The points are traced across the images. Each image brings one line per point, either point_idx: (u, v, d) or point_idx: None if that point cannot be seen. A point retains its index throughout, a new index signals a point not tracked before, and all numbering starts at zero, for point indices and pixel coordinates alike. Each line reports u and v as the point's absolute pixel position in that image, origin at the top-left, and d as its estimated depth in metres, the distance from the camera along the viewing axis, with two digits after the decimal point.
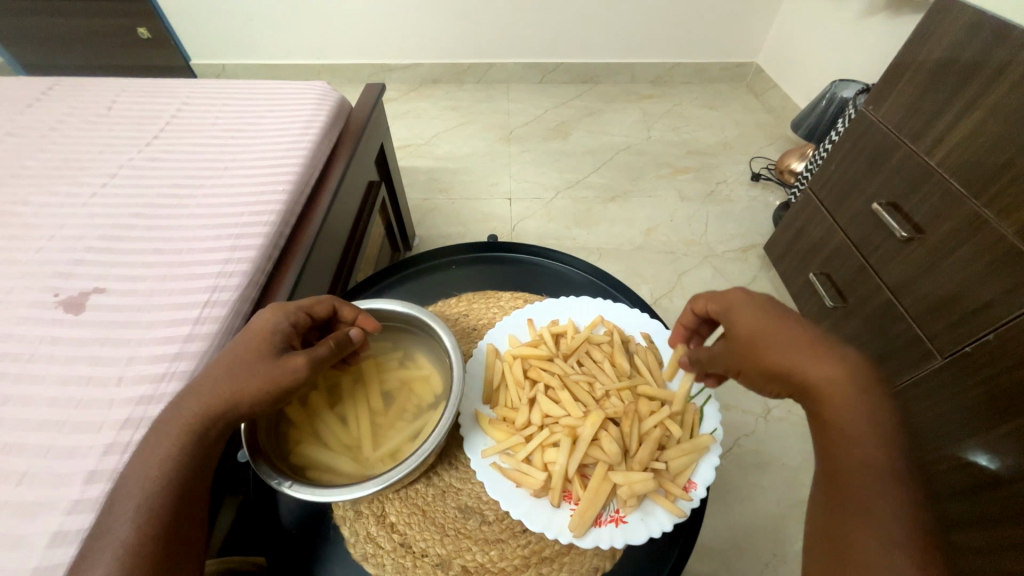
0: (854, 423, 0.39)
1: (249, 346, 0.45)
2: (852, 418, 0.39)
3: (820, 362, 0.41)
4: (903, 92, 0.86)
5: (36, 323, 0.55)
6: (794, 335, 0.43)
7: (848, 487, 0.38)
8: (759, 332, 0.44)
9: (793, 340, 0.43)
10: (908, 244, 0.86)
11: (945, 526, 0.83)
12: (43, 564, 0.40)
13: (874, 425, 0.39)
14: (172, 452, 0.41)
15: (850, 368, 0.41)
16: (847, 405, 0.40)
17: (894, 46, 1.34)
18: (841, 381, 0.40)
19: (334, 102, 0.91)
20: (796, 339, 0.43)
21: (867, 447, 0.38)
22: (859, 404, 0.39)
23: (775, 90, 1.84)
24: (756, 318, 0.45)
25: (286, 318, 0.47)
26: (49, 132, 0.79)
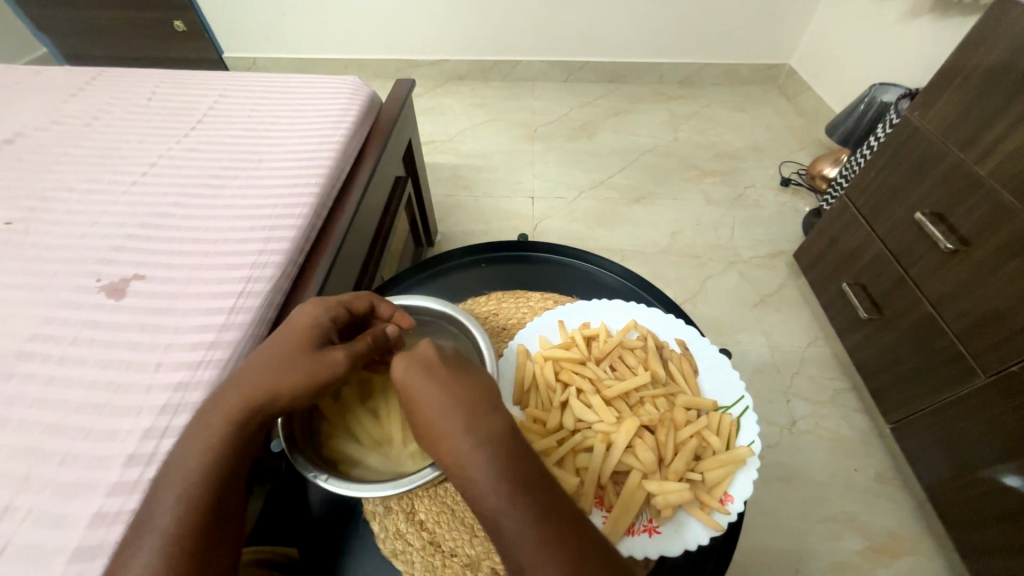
0: (481, 485, 0.37)
1: (291, 339, 0.46)
2: (478, 480, 0.37)
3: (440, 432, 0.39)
4: (952, 99, 0.83)
5: (80, 308, 0.56)
6: (431, 391, 0.40)
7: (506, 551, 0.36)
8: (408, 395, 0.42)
9: (426, 398, 0.40)
10: (952, 257, 0.82)
11: (981, 551, 0.79)
12: (84, 543, 0.41)
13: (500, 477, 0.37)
14: (215, 441, 0.42)
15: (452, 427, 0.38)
16: (473, 465, 0.37)
17: (940, 48, 1.29)
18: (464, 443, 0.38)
19: (366, 97, 0.91)
20: (437, 395, 0.40)
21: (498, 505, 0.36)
22: (483, 461, 0.37)
23: (809, 92, 1.79)
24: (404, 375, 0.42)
25: (326, 312, 0.48)
26: (93, 122, 0.82)
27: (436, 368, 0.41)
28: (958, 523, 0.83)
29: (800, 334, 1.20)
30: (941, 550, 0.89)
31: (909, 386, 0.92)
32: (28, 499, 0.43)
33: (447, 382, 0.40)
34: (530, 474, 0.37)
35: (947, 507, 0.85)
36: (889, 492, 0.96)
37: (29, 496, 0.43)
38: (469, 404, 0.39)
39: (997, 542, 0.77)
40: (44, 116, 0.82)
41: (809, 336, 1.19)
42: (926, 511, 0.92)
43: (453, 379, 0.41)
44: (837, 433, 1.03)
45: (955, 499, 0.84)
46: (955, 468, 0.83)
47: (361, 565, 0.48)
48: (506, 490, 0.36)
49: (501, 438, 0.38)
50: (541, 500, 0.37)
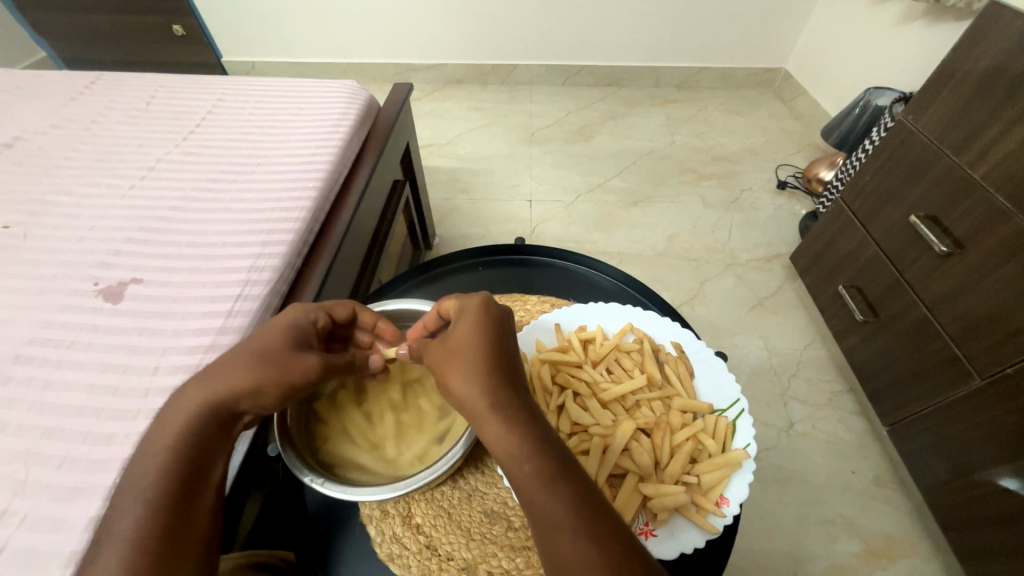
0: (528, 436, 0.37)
1: (265, 337, 0.46)
2: (522, 430, 0.37)
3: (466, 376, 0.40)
4: (946, 102, 0.84)
5: (78, 311, 0.56)
6: (488, 347, 0.42)
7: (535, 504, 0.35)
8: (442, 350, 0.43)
9: (478, 351, 0.41)
10: (947, 260, 0.83)
11: (977, 553, 0.80)
12: (80, 547, 0.41)
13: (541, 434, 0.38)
14: (179, 443, 0.42)
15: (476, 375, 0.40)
16: (523, 414, 0.38)
17: (934, 53, 1.30)
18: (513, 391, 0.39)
19: (363, 101, 0.92)
20: (491, 351, 0.41)
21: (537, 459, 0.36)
22: (527, 413, 0.38)
23: (805, 96, 1.80)
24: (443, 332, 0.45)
25: (305, 315, 0.48)
26: (92, 126, 0.82)
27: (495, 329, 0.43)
28: (955, 525, 0.84)
29: (797, 336, 1.20)
30: (938, 552, 0.89)
31: (905, 388, 0.92)
32: (24, 503, 0.43)
33: (501, 344, 0.42)
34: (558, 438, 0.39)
35: (944, 509, 0.85)
36: (886, 495, 0.96)
37: (25, 500, 0.43)
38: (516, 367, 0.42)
39: (994, 544, 0.77)
40: (43, 121, 0.82)
41: (805, 338, 1.19)
42: (922, 513, 0.92)
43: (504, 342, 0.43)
44: (835, 435, 1.03)
45: (951, 501, 0.84)
46: (951, 470, 0.83)
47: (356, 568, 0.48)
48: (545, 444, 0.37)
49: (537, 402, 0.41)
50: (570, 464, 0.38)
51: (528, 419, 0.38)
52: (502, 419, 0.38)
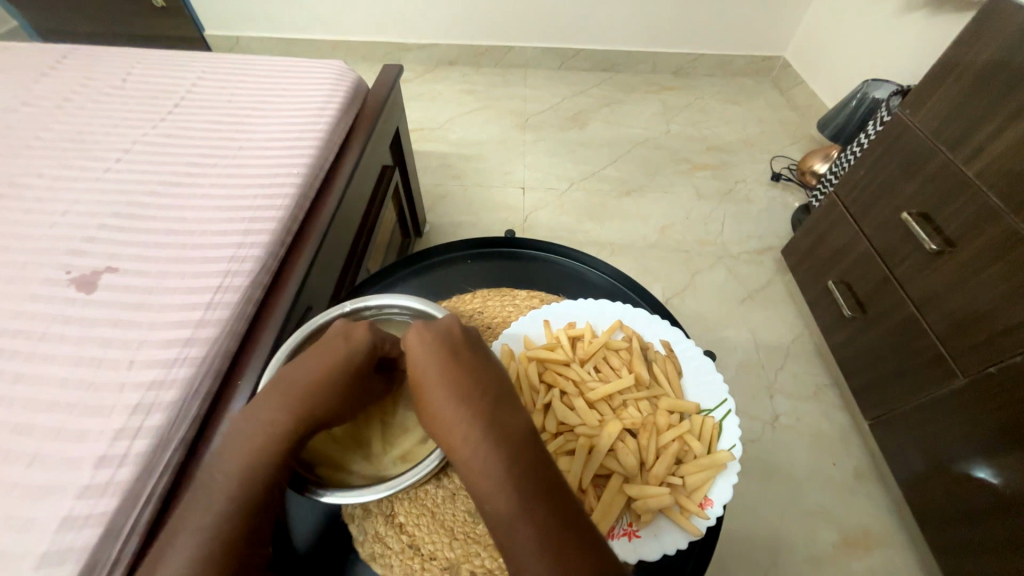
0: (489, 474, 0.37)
1: (345, 361, 0.46)
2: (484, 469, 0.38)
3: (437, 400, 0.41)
4: (943, 98, 0.83)
5: (49, 302, 0.54)
6: (444, 380, 0.41)
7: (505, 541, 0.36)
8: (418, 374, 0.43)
9: (436, 386, 0.41)
10: (937, 258, 0.83)
11: (951, 545, 0.82)
12: (52, 548, 0.40)
13: (506, 469, 0.37)
14: (255, 466, 0.41)
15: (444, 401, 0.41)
16: (483, 450, 0.38)
17: (934, 45, 1.29)
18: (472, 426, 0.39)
19: (351, 83, 0.88)
20: (450, 384, 0.41)
21: (501, 497, 0.36)
22: (485, 449, 0.38)
23: (802, 86, 1.78)
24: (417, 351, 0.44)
25: (380, 344, 0.48)
26: (63, 103, 0.78)
27: (449, 358, 0.42)
28: (930, 517, 0.86)
29: (785, 330, 1.21)
30: (913, 543, 0.92)
31: (890, 383, 0.93)
32: None
33: (459, 373, 0.42)
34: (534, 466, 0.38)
35: (920, 502, 0.88)
36: (866, 487, 0.98)
37: None
38: (479, 395, 0.41)
39: (967, 536, 0.79)
40: (11, 97, 0.78)
41: (793, 332, 1.20)
42: (899, 505, 0.95)
43: (466, 369, 0.42)
44: (818, 429, 1.05)
45: (928, 494, 0.86)
46: (930, 465, 0.85)
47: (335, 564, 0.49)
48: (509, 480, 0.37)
49: (508, 429, 0.40)
50: (543, 495, 0.37)
51: (490, 456, 0.38)
52: (464, 460, 0.39)
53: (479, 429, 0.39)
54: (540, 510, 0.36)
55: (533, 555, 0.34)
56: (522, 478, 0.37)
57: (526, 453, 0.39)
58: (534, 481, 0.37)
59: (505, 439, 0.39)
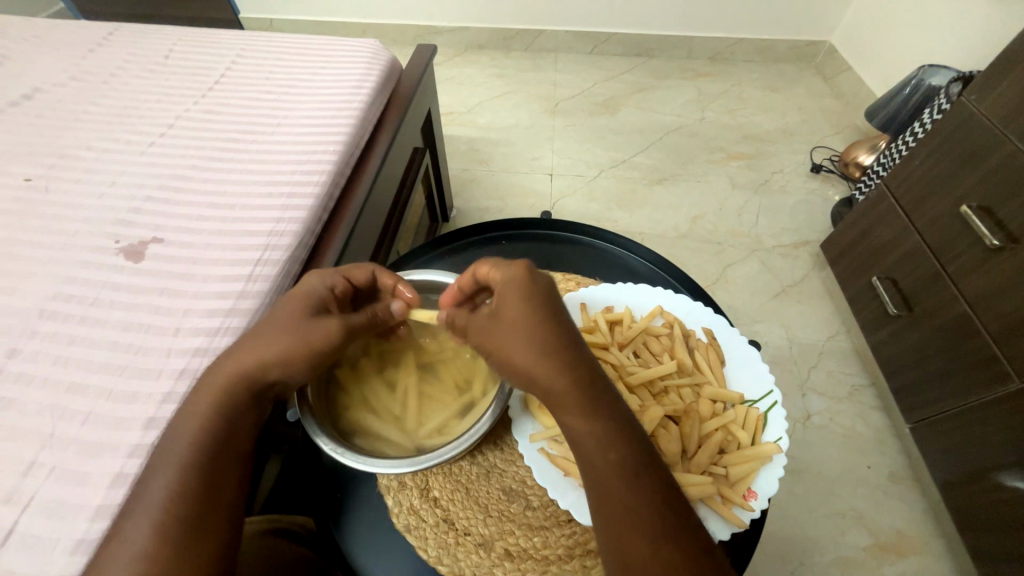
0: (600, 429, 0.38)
1: (285, 312, 0.46)
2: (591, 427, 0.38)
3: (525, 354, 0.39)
4: (1014, 84, 0.77)
5: (100, 269, 0.56)
6: (550, 333, 0.39)
7: (610, 498, 0.36)
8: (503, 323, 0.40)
9: (540, 338, 0.39)
10: (998, 254, 0.78)
11: (992, 556, 0.79)
12: (105, 502, 0.42)
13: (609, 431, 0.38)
14: (205, 418, 0.43)
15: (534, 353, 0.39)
16: (590, 407, 0.38)
17: (1001, 29, 1.20)
18: (580, 384, 0.38)
19: (386, 62, 0.87)
20: (554, 338, 0.39)
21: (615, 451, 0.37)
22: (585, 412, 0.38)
23: (848, 73, 1.69)
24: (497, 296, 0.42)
25: (321, 283, 0.47)
26: (110, 78, 0.80)
27: (551, 310, 0.40)
28: (971, 527, 0.82)
29: (820, 327, 1.16)
30: (950, 551, 0.88)
31: (935, 386, 0.89)
32: (51, 456, 0.43)
33: (559, 328, 0.40)
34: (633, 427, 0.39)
35: (961, 511, 0.84)
36: (901, 491, 0.94)
37: (52, 452, 0.44)
38: (581, 350, 0.40)
39: (1012, 549, 0.76)
40: (61, 72, 0.80)
41: (829, 330, 1.16)
42: (937, 512, 0.91)
43: (562, 322, 0.40)
44: (852, 429, 1.01)
45: (970, 503, 0.82)
46: (974, 472, 0.81)
47: (359, 533, 0.48)
48: (615, 442, 0.37)
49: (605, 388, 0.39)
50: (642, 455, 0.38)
51: (599, 415, 0.38)
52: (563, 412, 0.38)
53: (586, 389, 0.38)
54: (643, 471, 0.37)
55: (642, 516, 0.35)
56: (627, 438, 0.38)
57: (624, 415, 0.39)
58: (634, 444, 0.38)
59: (607, 399, 0.39)
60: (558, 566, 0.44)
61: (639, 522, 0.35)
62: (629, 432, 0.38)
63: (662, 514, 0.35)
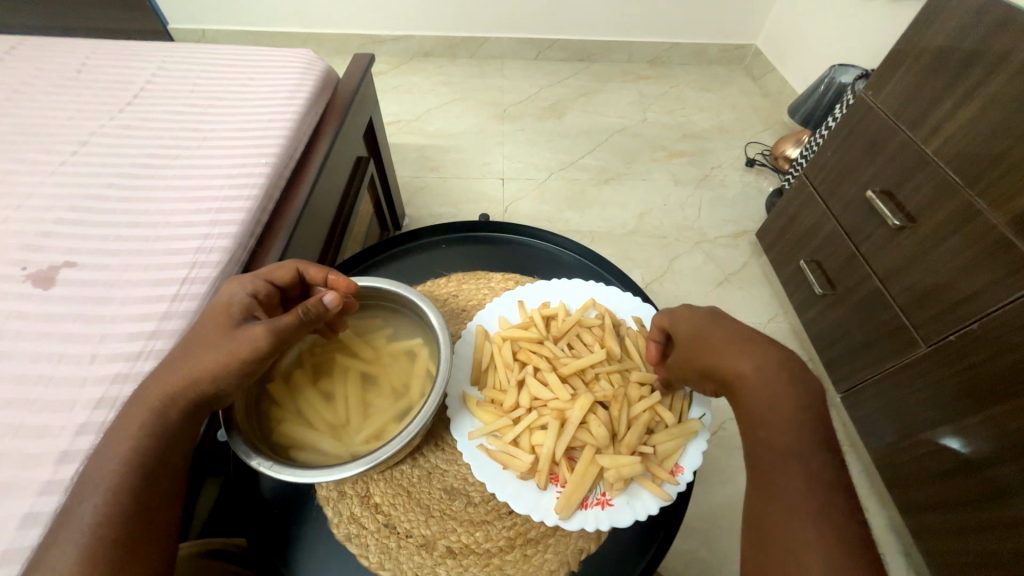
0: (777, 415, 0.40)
1: (209, 324, 0.44)
2: (772, 412, 0.41)
3: (739, 356, 0.43)
4: (903, 78, 0.85)
5: (4, 297, 0.52)
6: (729, 334, 0.45)
7: (769, 477, 0.39)
8: (694, 335, 0.46)
9: (728, 347, 0.44)
10: (900, 233, 0.86)
11: (919, 508, 0.86)
12: (13, 546, 0.39)
13: (806, 432, 0.40)
14: (136, 441, 0.41)
15: (764, 360, 0.42)
16: (765, 395, 0.41)
17: (896, 31, 1.32)
18: (763, 372, 0.42)
19: (320, 72, 0.86)
20: (732, 338, 0.45)
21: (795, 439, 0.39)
22: (790, 410, 0.40)
23: (773, 74, 1.82)
24: (693, 320, 0.47)
25: (242, 287, 0.46)
26: (15, 95, 0.75)
27: (730, 321, 0.46)
28: (900, 483, 0.89)
29: (761, 310, 1.24)
30: (885, 509, 0.95)
31: (859, 357, 0.97)
32: None
33: (736, 331, 0.45)
34: (817, 421, 0.40)
35: (890, 470, 0.91)
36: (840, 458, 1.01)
37: None
38: (770, 349, 0.43)
39: (935, 499, 0.83)
40: None
41: (769, 312, 1.23)
42: (872, 474, 0.98)
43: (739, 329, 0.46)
44: None
45: (896, 461, 0.90)
46: (896, 432, 0.89)
47: (298, 548, 0.47)
48: (810, 442, 0.39)
49: (785, 377, 0.42)
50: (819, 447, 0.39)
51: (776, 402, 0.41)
52: (762, 407, 0.41)
53: (775, 385, 0.41)
54: (810, 447, 0.39)
55: (805, 496, 0.37)
56: (808, 428, 0.40)
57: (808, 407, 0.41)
58: (818, 436, 0.40)
59: (796, 390, 0.41)
60: (501, 557, 0.45)
61: (792, 502, 0.37)
62: (815, 425, 0.40)
63: (827, 500, 0.36)
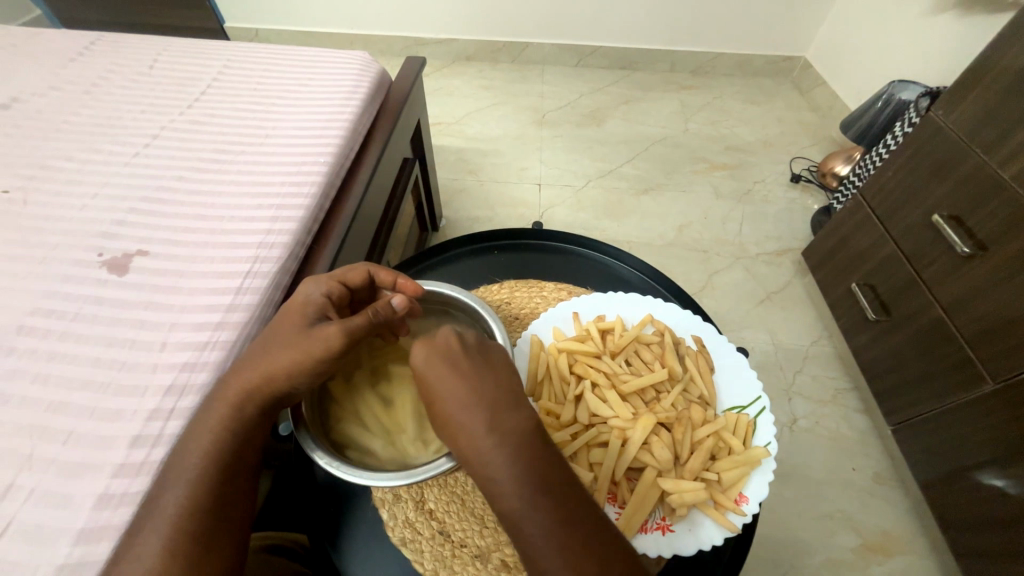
0: (496, 475, 0.37)
1: (287, 321, 0.45)
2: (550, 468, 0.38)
3: (503, 412, 0.39)
4: (978, 100, 0.81)
5: (82, 283, 0.55)
6: (462, 386, 0.40)
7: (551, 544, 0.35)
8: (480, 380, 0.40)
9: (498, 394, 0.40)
10: (969, 261, 0.81)
11: (975, 555, 0.80)
12: (89, 524, 0.41)
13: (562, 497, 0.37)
14: (216, 433, 0.43)
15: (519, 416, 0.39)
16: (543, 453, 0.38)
17: (963, 47, 1.26)
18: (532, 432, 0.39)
19: (375, 74, 0.88)
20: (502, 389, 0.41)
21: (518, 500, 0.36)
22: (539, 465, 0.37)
23: (823, 87, 1.76)
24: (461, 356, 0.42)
25: (317, 288, 0.47)
26: (93, 89, 0.79)
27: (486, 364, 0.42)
28: (953, 526, 0.84)
29: (804, 332, 1.19)
30: (934, 551, 0.90)
31: (914, 389, 0.92)
32: (30, 478, 0.42)
33: (493, 382, 0.41)
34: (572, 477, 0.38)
35: (945, 511, 0.86)
36: (885, 493, 0.96)
37: (31, 474, 0.42)
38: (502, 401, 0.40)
39: (993, 547, 0.78)
40: (43, 83, 0.79)
41: (812, 335, 1.18)
42: (920, 512, 0.93)
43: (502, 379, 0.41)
44: (837, 432, 1.04)
45: (950, 502, 0.85)
46: (951, 471, 0.84)
47: (353, 548, 0.48)
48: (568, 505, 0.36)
49: (530, 437, 0.38)
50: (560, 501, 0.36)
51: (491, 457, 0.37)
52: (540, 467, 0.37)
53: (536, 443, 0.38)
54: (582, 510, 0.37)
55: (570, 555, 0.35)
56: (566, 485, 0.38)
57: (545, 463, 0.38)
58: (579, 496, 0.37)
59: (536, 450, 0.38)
60: None
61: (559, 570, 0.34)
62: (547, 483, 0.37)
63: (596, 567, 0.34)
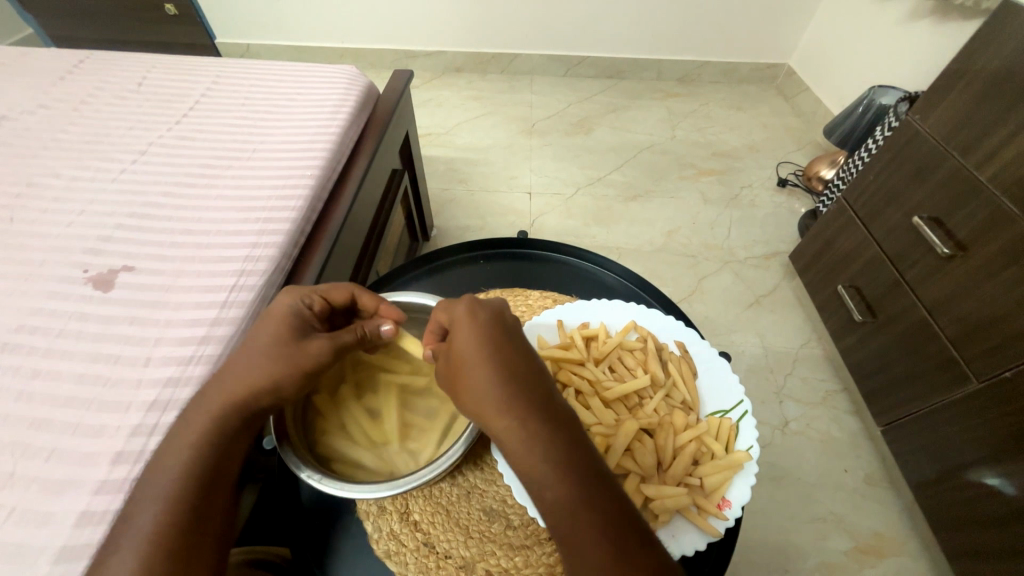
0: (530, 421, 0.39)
1: (270, 334, 0.45)
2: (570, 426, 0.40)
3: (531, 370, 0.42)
4: (953, 104, 0.83)
5: (67, 300, 0.55)
6: (496, 343, 0.42)
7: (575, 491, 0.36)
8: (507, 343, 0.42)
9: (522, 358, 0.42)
10: (949, 261, 0.83)
11: (967, 554, 0.81)
12: (70, 543, 0.40)
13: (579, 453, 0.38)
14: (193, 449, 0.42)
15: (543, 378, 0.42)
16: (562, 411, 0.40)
17: (939, 53, 1.29)
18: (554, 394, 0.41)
19: (362, 87, 0.89)
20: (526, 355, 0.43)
21: (559, 485, 0.36)
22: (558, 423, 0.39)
23: (807, 93, 1.79)
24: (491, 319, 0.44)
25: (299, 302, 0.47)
26: (81, 105, 0.79)
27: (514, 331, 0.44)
28: (945, 525, 0.85)
29: (794, 334, 1.20)
30: (927, 552, 0.90)
31: (900, 389, 0.93)
32: (10, 498, 0.42)
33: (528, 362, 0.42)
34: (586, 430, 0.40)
35: (936, 511, 0.86)
36: (877, 493, 0.97)
37: (11, 493, 0.42)
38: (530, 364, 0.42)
39: (983, 545, 0.78)
40: (31, 100, 0.79)
41: (801, 337, 1.19)
42: (913, 513, 0.93)
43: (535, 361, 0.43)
44: (828, 434, 1.04)
45: (940, 502, 0.85)
46: (939, 470, 0.85)
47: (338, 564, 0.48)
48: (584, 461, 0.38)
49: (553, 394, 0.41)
50: (600, 486, 0.37)
51: (526, 437, 0.38)
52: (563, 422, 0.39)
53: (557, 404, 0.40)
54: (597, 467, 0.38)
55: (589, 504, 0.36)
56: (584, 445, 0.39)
57: (578, 443, 0.39)
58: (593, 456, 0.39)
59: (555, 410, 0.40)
60: None
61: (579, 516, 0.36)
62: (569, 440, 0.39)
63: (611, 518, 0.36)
